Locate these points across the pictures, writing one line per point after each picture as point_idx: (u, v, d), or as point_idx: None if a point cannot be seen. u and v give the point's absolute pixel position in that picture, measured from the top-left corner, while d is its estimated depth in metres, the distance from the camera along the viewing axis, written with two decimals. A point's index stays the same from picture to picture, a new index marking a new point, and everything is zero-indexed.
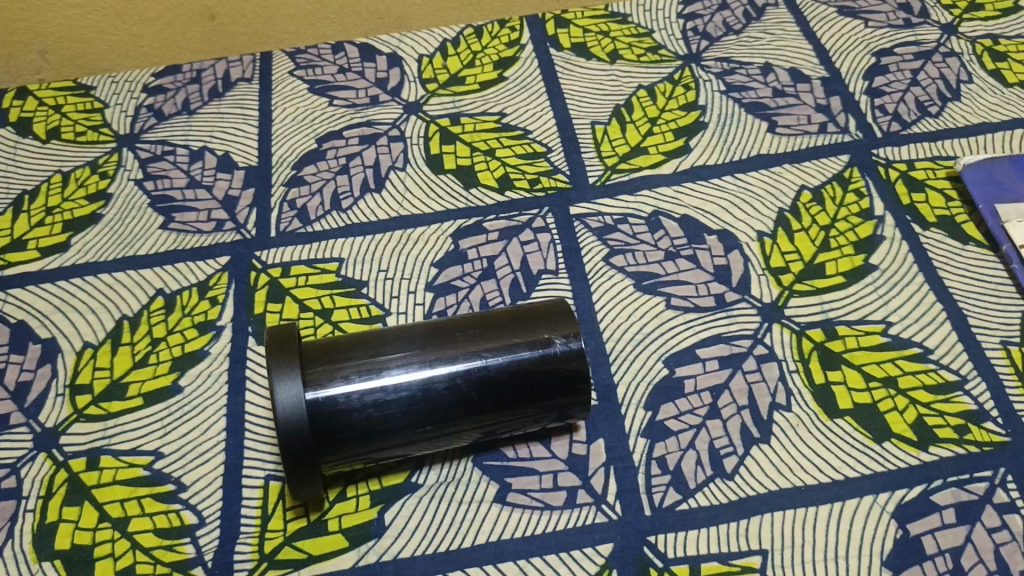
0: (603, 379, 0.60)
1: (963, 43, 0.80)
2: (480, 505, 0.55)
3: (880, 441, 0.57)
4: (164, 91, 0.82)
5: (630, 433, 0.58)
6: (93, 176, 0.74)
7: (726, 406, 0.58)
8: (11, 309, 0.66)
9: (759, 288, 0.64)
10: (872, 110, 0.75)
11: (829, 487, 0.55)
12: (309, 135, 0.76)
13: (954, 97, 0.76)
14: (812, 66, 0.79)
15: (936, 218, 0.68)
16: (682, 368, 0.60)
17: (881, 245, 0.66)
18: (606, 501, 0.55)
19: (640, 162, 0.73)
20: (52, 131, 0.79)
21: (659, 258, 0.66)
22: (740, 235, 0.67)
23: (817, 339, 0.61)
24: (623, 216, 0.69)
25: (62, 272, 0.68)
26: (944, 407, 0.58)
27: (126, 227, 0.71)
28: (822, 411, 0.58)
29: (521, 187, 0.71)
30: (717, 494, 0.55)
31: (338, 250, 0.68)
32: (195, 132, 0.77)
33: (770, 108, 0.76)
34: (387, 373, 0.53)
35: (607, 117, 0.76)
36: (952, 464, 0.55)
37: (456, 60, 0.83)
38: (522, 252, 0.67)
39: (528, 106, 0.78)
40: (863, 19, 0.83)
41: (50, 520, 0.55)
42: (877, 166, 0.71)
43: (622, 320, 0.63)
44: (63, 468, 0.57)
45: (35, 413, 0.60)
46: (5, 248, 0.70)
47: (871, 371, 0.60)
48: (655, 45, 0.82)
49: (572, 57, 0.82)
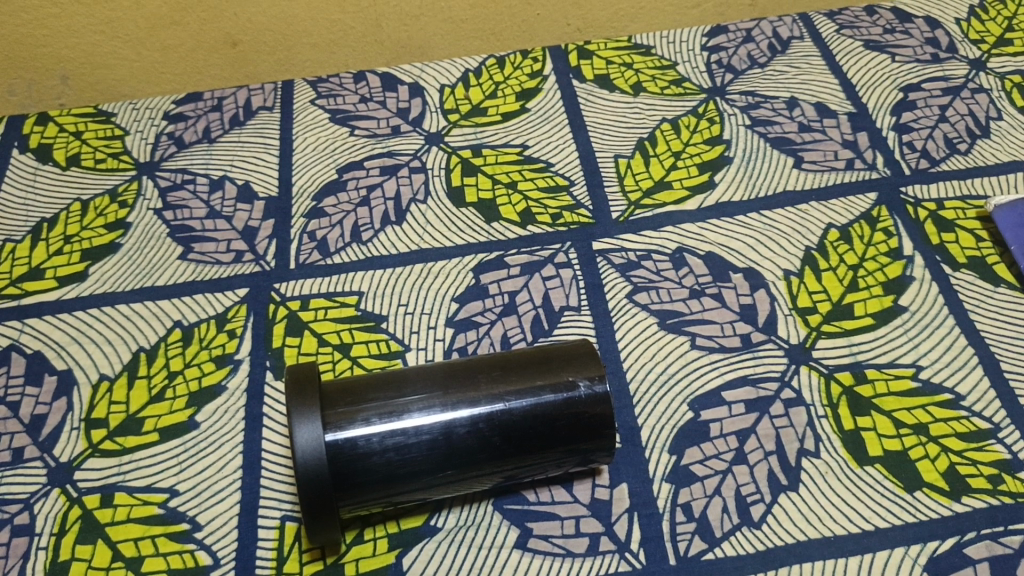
0: (627, 421, 0.59)
1: (992, 79, 0.79)
2: (500, 551, 0.54)
3: (911, 490, 0.55)
4: (184, 119, 0.81)
5: (655, 478, 0.57)
6: (113, 205, 0.74)
7: (752, 452, 0.57)
8: (27, 339, 0.65)
9: (786, 329, 0.63)
10: (900, 146, 0.74)
11: (860, 538, 0.53)
12: (330, 165, 0.76)
13: (983, 134, 0.74)
14: (838, 100, 0.78)
15: (967, 259, 0.66)
16: (708, 412, 0.59)
17: (910, 286, 0.65)
18: (629, 548, 0.54)
19: (663, 198, 0.72)
20: (72, 158, 0.78)
21: (684, 296, 0.65)
22: (766, 274, 0.66)
23: (845, 383, 0.60)
24: (646, 253, 0.68)
25: (80, 301, 0.67)
26: (976, 455, 0.56)
27: (144, 257, 0.70)
28: (851, 459, 0.57)
29: (543, 221, 0.70)
30: (743, 544, 0.54)
31: (357, 283, 0.67)
32: (215, 160, 0.77)
33: (796, 143, 0.75)
34: (408, 416, 0.52)
35: (630, 151, 0.76)
36: (986, 516, 0.54)
37: (478, 90, 0.82)
38: (544, 288, 0.66)
39: (550, 139, 0.77)
40: (889, 53, 0.82)
41: (63, 558, 0.54)
42: (906, 205, 0.70)
43: (646, 360, 0.62)
44: (77, 505, 0.57)
45: (49, 447, 0.59)
46: (23, 277, 0.69)
47: (901, 417, 0.58)
48: (679, 78, 0.82)
49: (595, 89, 0.81)
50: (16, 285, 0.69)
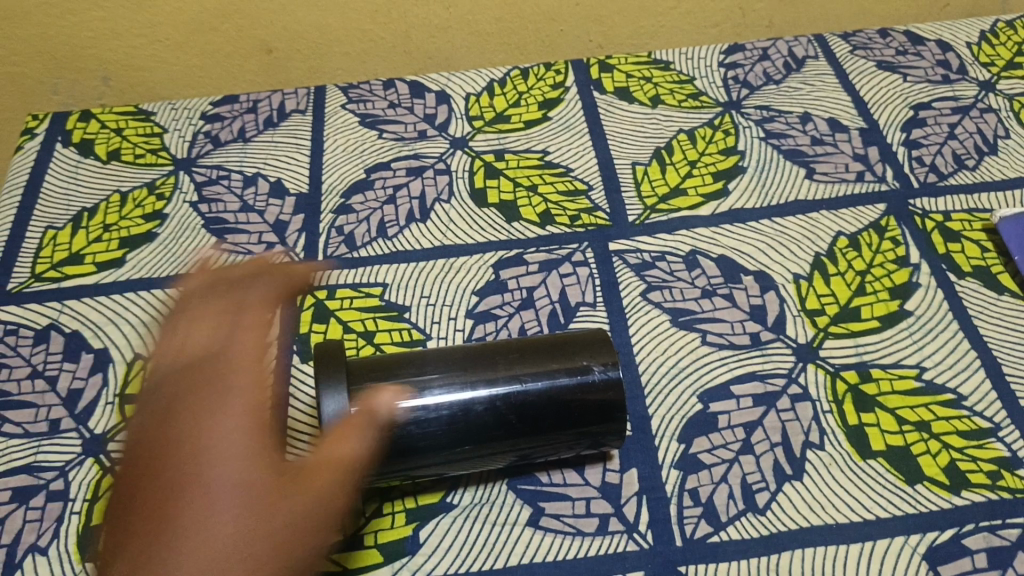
0: (638, 411, 0.61)
1: (1000, 100, 0.82)
2: (513, 528, 0.56)
3: (913, 483, 0.57)
4: (221, 119, 0.85)
5: (664, 464, 0.59)
6: (151, 198, 0.77)
7: (759, 443, 0.59)
8: (67, 319, 0.68)
9: (794, 329, 0.65)
10: (909, 161, 0.77)
11: (861, 526, 0.55)
12: (358, 165, 0.79)
13: (991, 151, 0.77)
14: (850, 116, 0.81)
15: (972, 268, 0.68)
16: (717, 404, 0.61)
17: (916, 292, 0.67)
18: (637, 530, 0.56)
19: (679, 204, 0.74)
20: (113, 153, 0.82)
21: (696, 295, 0.68)
22: (777, 276, 0.69)
23: (851, 381, 0.62)
24: (661, 254, 0.71)
25: (117, 286, 0.70)
26: (976, 452, 0.58)
27: (180, 246, 0.73)
28: (855, 452, 0.59)
29: (562, 223, 0.73)
30: (748, 528, 0.55)
31: (382, 275, 0.70)
32: (249, 158, 0.80)
33: (809, 155, 0.78)
34: (429, 393, 0.54)
35: (647, 159, 0.78)
36: (985, 510, 0.56)
37: (502, 99, 0.85)
38: (562, 285, 0.69)
39: (571, 145, 0.80)
40: (901, 74, 0.85)
41: (95, 523, 0.57)
42: (914, 215, 0.72)
43: (658, 353, 0.64)
44: (110, 473, 0.59)
45: (85, 420, 0.62)
46: (64, 261, 0.73)
47: (905, 414, 0.60)
48: (697, 92, 0.85)
49: (615, 100, 0.84)
50: (57, 269, 0.72)
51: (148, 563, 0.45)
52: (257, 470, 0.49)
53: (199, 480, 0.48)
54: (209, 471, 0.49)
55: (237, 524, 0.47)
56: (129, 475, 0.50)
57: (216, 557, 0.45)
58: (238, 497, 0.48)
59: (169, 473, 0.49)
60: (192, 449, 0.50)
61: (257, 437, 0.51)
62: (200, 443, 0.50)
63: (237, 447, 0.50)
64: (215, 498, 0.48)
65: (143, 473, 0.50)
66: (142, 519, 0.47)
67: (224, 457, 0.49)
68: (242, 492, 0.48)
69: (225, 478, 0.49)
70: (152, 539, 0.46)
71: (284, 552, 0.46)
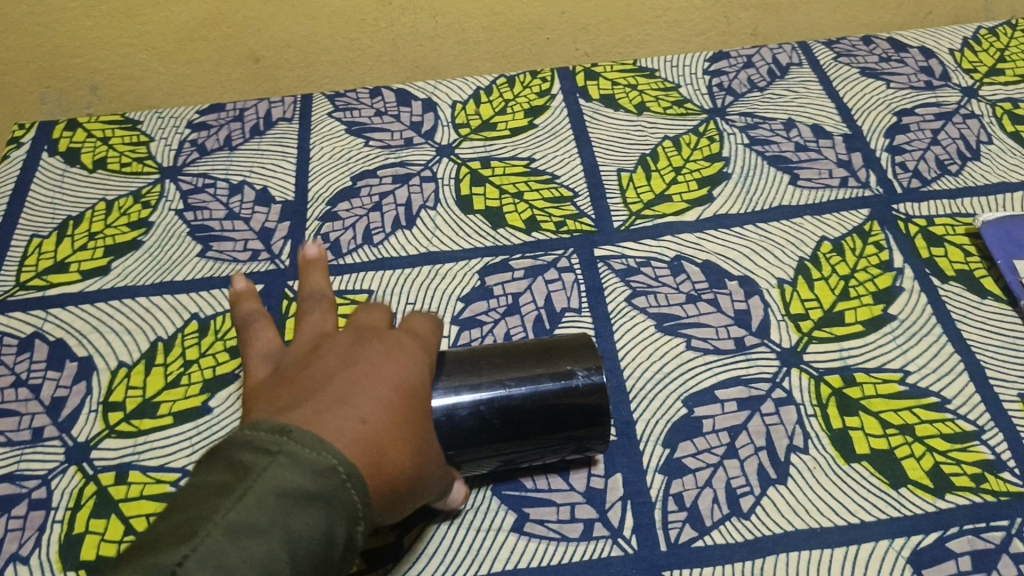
0: (623, 416, 0.62)
1: (983, 106, 0.82)
2: (497, 534, 0.56)
3: (897, 486, 0.57)
4: (207, 127, 0.85)
5: (648, 469, 0.59)
6: (136, 206, 0.77)
7: (743, 447, 0.59)
8: (51, 327, 0.68)
9: (779, 333, 0.65)
10: (892, 166, 0.77)
11: (845, 530, 0.55)
12: (344, 173, 0.79)
13: (973, 157, 0.77)
14: (834, 123, 0.81)
15: (955, 272, 0.69)
16: (701, 409, 0.61)
17: (899, 296, 0.67)
18: (622, 535, 0.56)
19: (664, 210, 0.75)
20: (98, 162, 0.82)
21: (681, 300, 0.68)
22: (761, 281, 0.69)
23: (835, 385, 0.62)
24: (646, 260, 0.71)
25: (102, 293, 0.70)
26: (960, 455, 0.58)
27: (165, 253, 0.73)
28: (839, 456, 0.59)
29: (548, 229, 0.73)
30: (733, 533, 0.55)
31: (368, 282, 0.70)
32: (235, 166, 0.80)
33: (793, 161, 0.78)
34: None
35: (633, 165, 0.79)
36: (968, 512, 0.56)
37: (488, 107, 0.85)
38: (547, 291, 0.69)
39: (557, 152, 0.80)
40: (885, 80, 0.85)
41: (78, 531, 0.57)
42: (897, 220, 0.73)
43: (643, 358, 0.64)
44: (92, 481, 0.59)
45: (68, 427, 0.62)
46: (49, 269, 0.72)
47: (889, 418, 0.60)
48: (682, 99, 0.85)
49: (601, 107, 0.85)
50: (41, 277, 0.72)
51: (324, 418, 0.42)
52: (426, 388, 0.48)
53: (358, 371, 0.45)
54: (371, 357, 0.47)
55: (390, 398, 0.45)
56: (274, 380, 0.47)
57: (383, 434, 0.43)
58: (398, 385, 0.46)
59: (326, 364, 0.46)
60: (370, 346, 0.48)
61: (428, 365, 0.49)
62: (365, 340, 0.48)
63: (414, 360, 0.48)
64: (395, 389, 0.45)
65: (326, 368, 0.46)
66: (282, 403, 0.44)
67: (404, 347, 0.49)
68: (409, 403, 0.45)
69: (402, 372, 0.46)
70: (319, 394, 0.43)
71: (420, 469, 0.45)
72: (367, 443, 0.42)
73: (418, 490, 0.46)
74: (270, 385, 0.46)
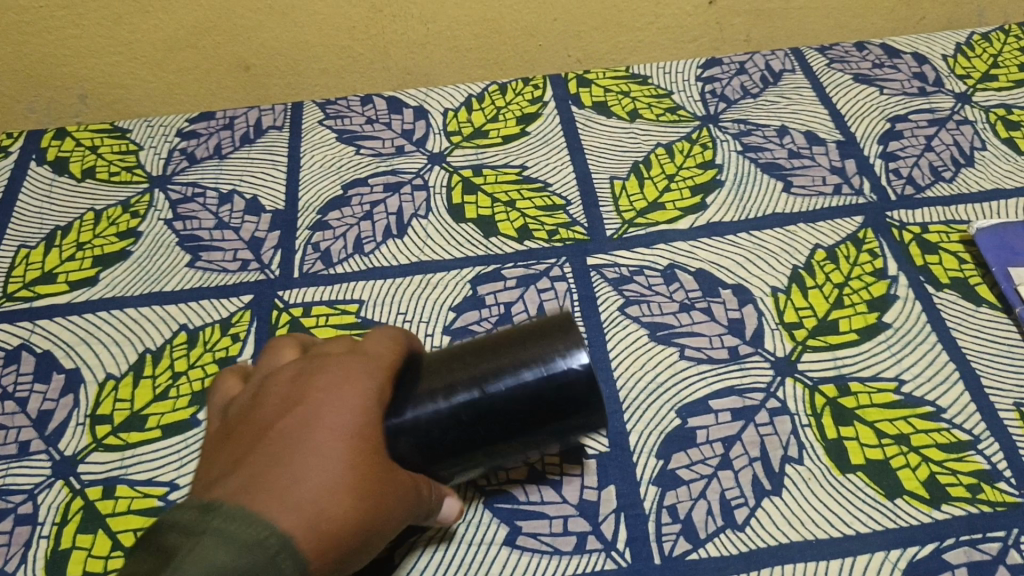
0: (615, 427, 0.61)
1: (977, 112, 0.82)
2: (489, 548, 0.55)
3: (892, 497, 0.57)
4: (197, 136, 0.85)
5: (642, 481, 0.58)
6: (125, 215, 0.77)
7: (738, 457, 0.59)
8: (38, 339, 0.67)
9: (773, 342, 0.65)
10: (886, 173, 0.77)
11: (841, 541, 0.55)
12: (335, 182, 0.79)
13: (967, 163, 0.77)
14: (827, 129, 0.81)
15: (950, 279, 0.68)
16: (695, 419, 0.61)
17: (894, 304, 0.67)
18: (615, 548, 0.55)
19: (657, 217, 0.74)
20: (87, 171, 0.81)
21: (674, 309, 0.67)
22: (755, 290, 0.68)
23: (829, 394, 0.62)
24: (639, 268, 0.70)
25: (89, 304, 0.69)
26: (956, 465, 0.58)
27: (154, 264, 0.72)
28: (834, 466, 0.58)
29: (540, 237, 0.73)
30: (727, 545, 0.55)
31: (358, 292, 0.69)
32: (225, 175, 0.80)
33: (786, 168, 0.78)
34: None
35: (625, 173, 0.78)
36: (964, 523, 0.55)
37: (480, 114, 0.85)
38: (539, 300, 0.68)
39: (549, 160, 0.80)
40: (878, 87, 0.85)
41: (64, 546, 0.56)
42: (891, 227, 0.72)
43: (636, 368, 0.64)
44: (79, 496, 0.58)
45: (55, 441, 0.61)
46: (36, 280, 0.72)
47: (884, 428, 0.60)
48: (674, 106, 0.85)
49: (593, 114, 0.84)
50: (29, 288, 0.71)
51: (260, 484, 0.40)
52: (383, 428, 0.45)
53: (302, 421, 0.43)
54: (314, 400, 0.44)
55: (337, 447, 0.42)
56: (223, 440, 0.45)
57: (324, 494, 0.40)
58: (344, 430, 0.43)
59: (269, 416, 0.44)
60: (320, 385, 0.45)
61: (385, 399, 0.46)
62: (314, 378, 0.46)
63: (368, 394, 0.45)
64: (342, 439, 0.43)
65: (270, 419, 0.44)
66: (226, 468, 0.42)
67: (360, 379, 0.46)
68: (360, 450, 0.43)
69: (352, 415, 0.44)
70: (255, 457, 0.41)
71: (372, 519, 0.42)
72: (303, 508, 0.39)
73: (379, 535, 0.43)
74: (218, 444, 0.45)
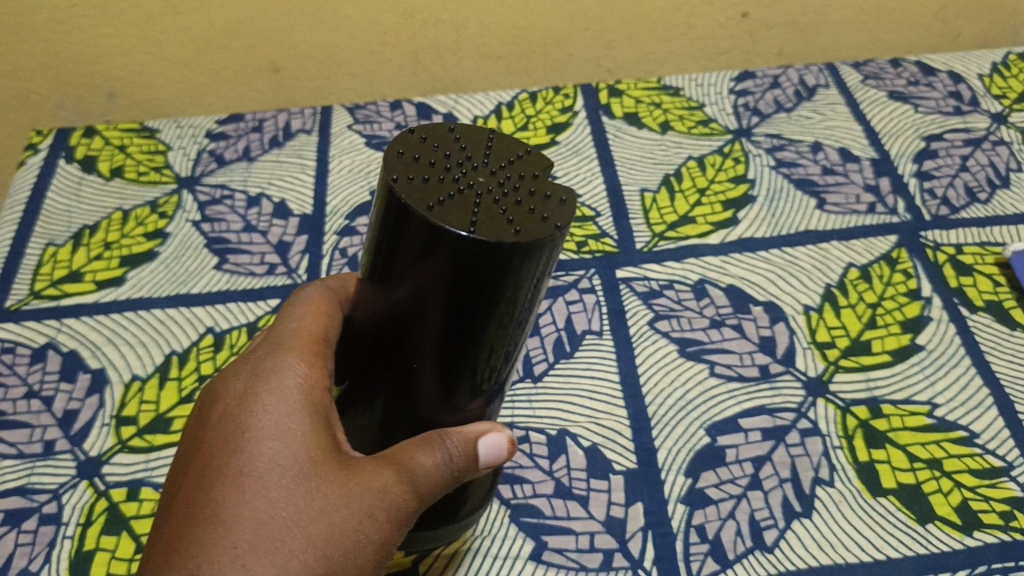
0: (643, 443, 0.60)
1: (1012, 132, 0.81)
2: (515, 563, 0.55)
3: (924, 522, 0.56)
4: (226, 137, 0.84)
5: (670, 499, 0.57)
6: (152, 216, 0.76)
7: (767, 478, 0.58)
8: (64, 338, 0.67)
9: (805, 362, 0.64)
10: (920, 193, 0.76)
11: (871, 566, 0.54)
12: (364, 187, 0.78)
13: (1003, 185, 0.76)
14: (861, 146, 0.80)
15: (985, 302, 0.67)
16: (724, 437, 0.60)
17: (928, 326, 0.66)
18: (642, 566, 0.54)
19: (688, 231, 0.73)
20: (116, 170, 0.81)
21: (704, 325, 0.66)
22: (786, 307, 0.67)
23: (861, 416, 0.61)
24: (669, 283, 0.70)
25: (116, 305, 0.69)
26: (989, 492, 0.57)
27: (181, 265, 0.72)
28: (865, 489, 0.57)
29: (569, 248, 0.72)
30: (756, 567, 0.54)
31: None
32: (253, 178, 0.80)
33: (819, 185, 0.77)
34: None
35: (656, 185, 0.78)
36: (998, 551, 0.54)
37: (510, 122, 0.85)
38: (567, 312, 0.68)
39: (579, 170, 0.79)
40: (913, 104, 0.84)
41: (88, 548, 0.55)
42: (925, 248, 0.71)
43: (665, 385, 0.63)
44: (104, 497, 0.58)
45: (80, 441, 0.61)
46: (63, 279, 0.72)
47: (916, 451, 0.59)
48: (706, 119, 0.84)
49: (624, 125, 0.84)
50: (55, 286, 0.71)
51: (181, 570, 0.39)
52: (314, 453, 0.42)
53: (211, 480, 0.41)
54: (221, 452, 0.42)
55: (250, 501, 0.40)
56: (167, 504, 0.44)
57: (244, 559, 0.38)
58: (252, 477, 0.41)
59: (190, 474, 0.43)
60: (237, 425, 0.43)
61: (312, 416, 0.43)
62: (224, 418, 0.43)
63: (284, 423, 0.42)
64: (255, 490, 0.40)
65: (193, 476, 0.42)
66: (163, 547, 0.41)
67: (279, 403, 0.43)
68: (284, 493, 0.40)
69: (267, 458, 0.41)
70: (177, 537, 0.40)
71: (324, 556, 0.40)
72: None
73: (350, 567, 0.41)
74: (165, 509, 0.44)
